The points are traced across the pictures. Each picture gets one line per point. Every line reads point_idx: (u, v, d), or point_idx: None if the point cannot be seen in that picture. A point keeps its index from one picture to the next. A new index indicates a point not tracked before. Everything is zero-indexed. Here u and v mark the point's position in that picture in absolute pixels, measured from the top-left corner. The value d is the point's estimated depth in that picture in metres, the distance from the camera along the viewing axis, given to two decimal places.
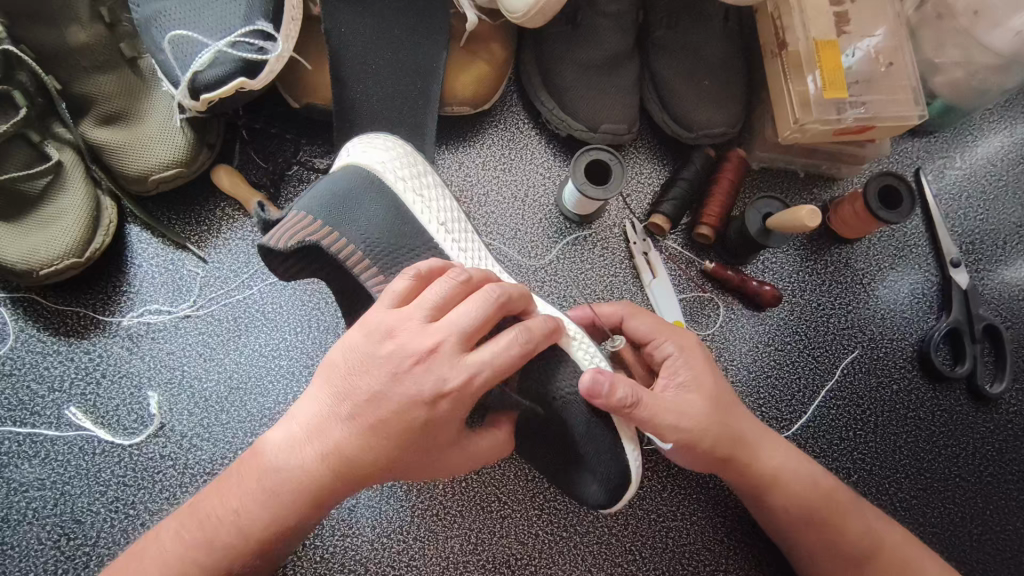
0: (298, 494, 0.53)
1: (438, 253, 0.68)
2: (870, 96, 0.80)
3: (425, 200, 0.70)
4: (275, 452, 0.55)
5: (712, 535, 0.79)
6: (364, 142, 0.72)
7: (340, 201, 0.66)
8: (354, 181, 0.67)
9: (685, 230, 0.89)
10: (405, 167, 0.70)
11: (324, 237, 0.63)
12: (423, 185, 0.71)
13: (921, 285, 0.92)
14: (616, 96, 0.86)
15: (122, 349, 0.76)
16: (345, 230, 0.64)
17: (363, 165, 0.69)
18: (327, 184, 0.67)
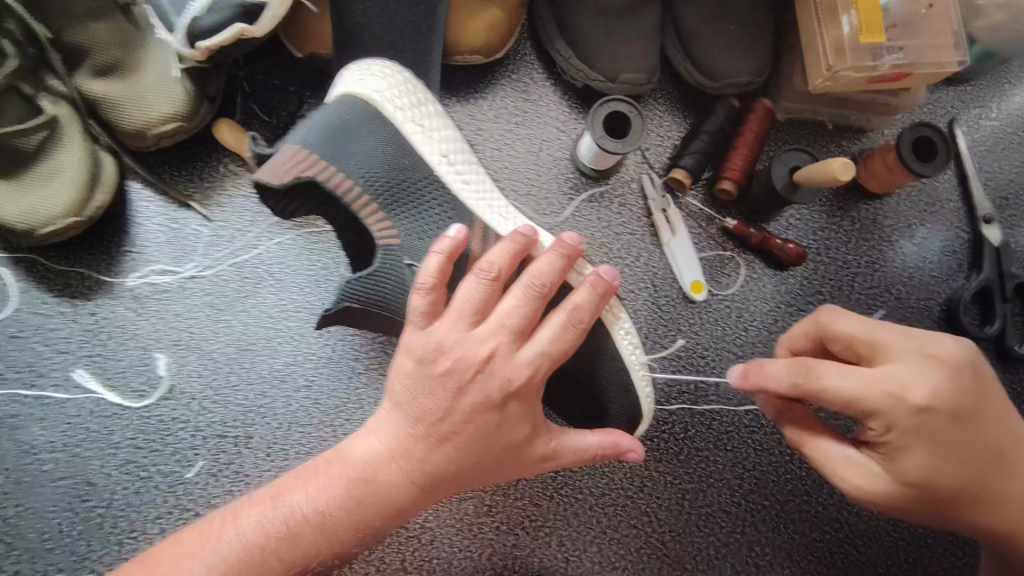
0: (378, 497, 0.55)
1: (449, 209, 0.65)
2: (908, 41, 0.75)
3: (426, 132, 0.66)
4: (355, 459, 0.57)
5: (730, 497, 0.78)
6: (358, 68, 0.67)
7: (336, 133, 0.63)
8: (349, 113, 0.64)
9: (705, 186, 0.85)
10: (404, 96, 0.66)
11: (324, 174, 0.61)
12: (425, 116, 0.66)
13: (951, 241, 0.88)
14: (637, 43, 0.81)
15: (128, 311, 0.74)
16: (345, 164, 0.62)
17: (359, 94, 0.64)
18: (323, 116, 0.64)
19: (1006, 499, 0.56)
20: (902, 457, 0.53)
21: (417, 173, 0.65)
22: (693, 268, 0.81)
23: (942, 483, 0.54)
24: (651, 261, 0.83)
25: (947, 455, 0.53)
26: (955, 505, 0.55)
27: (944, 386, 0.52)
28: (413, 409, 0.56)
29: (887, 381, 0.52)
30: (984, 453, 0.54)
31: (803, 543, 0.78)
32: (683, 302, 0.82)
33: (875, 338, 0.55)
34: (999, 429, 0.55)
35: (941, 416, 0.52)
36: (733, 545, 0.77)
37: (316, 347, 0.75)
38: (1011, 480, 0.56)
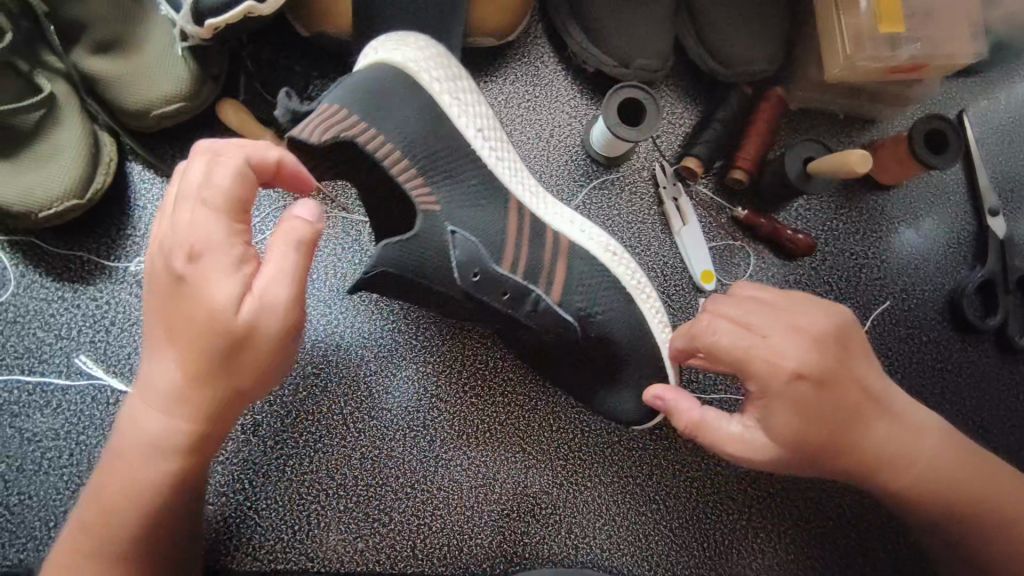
0: (183, 446, 0.49)
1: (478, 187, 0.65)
2: (927, 31, 0.74)
3: (462, 105, 0.66)
4: (140, 421, 0.49)
5: (736, 485, 0.79)
6: (391, 38, 0.65)
7: (375, 94, 0.60)
8: (387, 75, 0.62)
9: (716, 175, 0.85)
10: (439, 68, 0.65)
11: (355, 130, 0.57)
12: (460, 89, 0.66)
13: (956, 234, 0.89)
14: (653, 29, 0.79)
15: (130, 296, 0.72)
16: (384, 127, 0.59)
17: (397, 64, 0.62)
18: (361, 78, 0.61)
19: (858, 452, 0.57)
20: (771, 418, 0.56)
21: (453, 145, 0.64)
22: (703, 258, 0.81)
23: (803, 442, 0.55)
24: (661, 249, 0.82)
25: (805, 420, 0.55)
26: (813, 463, 0.57)
27: (823, 354, 0.55)
28: (166, 340, 0.47)
29: (757, 345, 0.55)
30: (840, 409, 0.56)
31: (807, 531, 0.79)
32: (693, 291, 0.82)
33: (750, 315, 0.57)
34: (860, 388, 0.57)
35: (808, 383, 0.54)
36: (738, 533, 0.78)
37: (323, 334, 0.76)
38: (866, 431, 0.57)
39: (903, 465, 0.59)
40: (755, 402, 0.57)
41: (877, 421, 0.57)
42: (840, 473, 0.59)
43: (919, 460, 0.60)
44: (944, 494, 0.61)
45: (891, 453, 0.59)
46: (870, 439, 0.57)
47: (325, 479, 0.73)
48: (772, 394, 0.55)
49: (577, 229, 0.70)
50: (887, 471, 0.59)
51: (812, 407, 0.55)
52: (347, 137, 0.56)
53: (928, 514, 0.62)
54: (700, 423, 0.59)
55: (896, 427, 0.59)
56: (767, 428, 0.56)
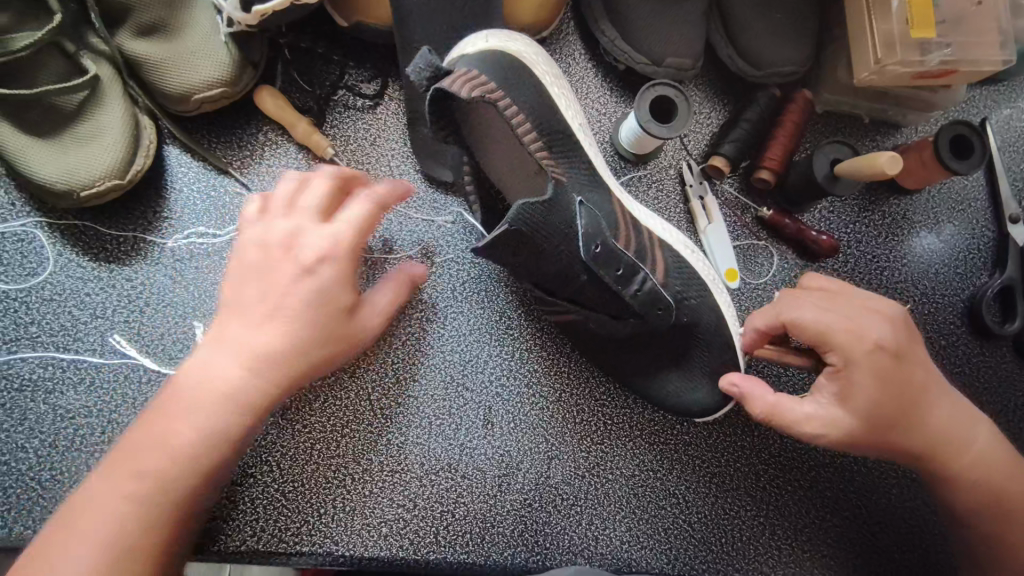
0: (249, 404, 0.57)
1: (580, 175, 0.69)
2: (957, 37, 0.75)
3: (566, 103, 0.71)
4: (220, 373, 0.57)
5: (756, 481, 0.80)
6: (499, 33, 0.69)
7: (504, 70, 0.65)
8: (509, 58, 0.66)
9: (742, 175, 0.86)
10: (547, 67, 0.70)
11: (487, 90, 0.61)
12: (563, 90, 0.71)
13: (976, 240, 0.90)
14: (685, 27, 0.80)
15: (164, 278, 0.73)
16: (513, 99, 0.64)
17: (513, 53, 0.67)
18: (487, 62, 0.64)
19: (922, 426, 0.63)
20: (853, 389, 0.60)
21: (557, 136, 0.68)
22: (727, 256, 0.82)
23: (879, 412, 0.60)
24: None
25: (882, 395, 0.60)
26: (886, 437, 0.62)
27: (894, 331, 0.62)
28: (277, 318, 0.58)
29: (844, 322, 0.61)
30: (908, 388, 0.62)
31: (824, 529, 0.80)
32: None
33: (828, 302, 0.63)
34: (923, 368, 0.63)
35: (886, 356, 0.60)
36: (756, 529, 0.79)
37: None
38: (928, 408, 0.63)
39: (959, 445, 0.65)
40: (832, 382, 0.62)
41: (936, 399, 0.64)
42: (904, 452, 0.64)
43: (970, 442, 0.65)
44: (991, 485, 0.66)
45: (948, 432, 0.64)
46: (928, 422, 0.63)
47: (351, 464, 0.74)
48: (856, 363, 0.60)
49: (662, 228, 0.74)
50: (946, 448, 0.65)
51: (890, 380, 0.60)
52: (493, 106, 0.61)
53: (982, 502, 0.67)
54: (774, 404, 0.63)
55: (953, 410, 0.65)
56: (849, 400, 0.60)
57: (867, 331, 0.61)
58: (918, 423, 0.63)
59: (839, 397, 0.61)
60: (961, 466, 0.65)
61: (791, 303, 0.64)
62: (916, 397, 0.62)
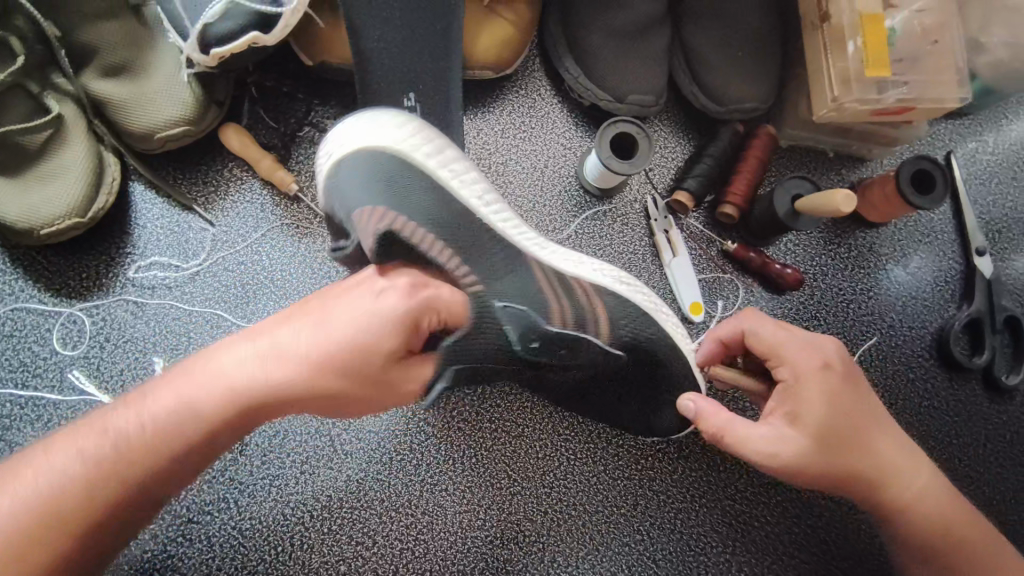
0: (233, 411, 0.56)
1: (500, 259, 0.65)
2: (912, 76, 0.75)
3: (457, 176, 0.66)
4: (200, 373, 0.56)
5: (722, 516, 0.79)
6: (368, 117, 0.64)
7: (380, 183, 0.61)
8: (383, 164, 0.62)
9: (708, 209, 0.86)
10: (422, 141, 0.64)
11: (391, 221, 0.59)
12: (446, 156, 0.66)
13: (943, 272, 0.90)
14: (647, 65, 0.81)
15: (126, 313, 0.73)
16: (408, 210, 0.61)
17: (387, 145, 0.63)
18: (367, 167, 0.61)
19: (871, 451, 0.62)
20: (804, 405, 0.60)
21: (461, 216, 0.64)
22: (692, 289, 0.83)
23: (827, 431, 0.60)
24: (652, 280, 0.84)
25: (835, 411, 0.60)
26: (837, 460, 0.61)
27: (841, 354, 0.63)
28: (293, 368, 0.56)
29: (794, 337, 0.63)
30: (856, 413, 0.61)
31: (791, 565, 0.79)
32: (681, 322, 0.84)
33: (779, 321, 0.65)
34: (871, 397, 0.63)
35: (833, 373, 0.61)
36: (722, 567, 0.78)
37: None
38: (878, 435, 0.63)
39: (905, 478, 0.64)
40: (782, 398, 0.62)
41: (886, 428, 0.63)
42: (853, 479, 0.62)
43: (912, 480, 0.65)
44: (935, 522, 0.65)
45: (894, 463, 0.64)
46: (874, 449, 0.63)
47: (309, 501, 0.73)
48: (806, 379, 0.61)
49: (593, 271, 0.70)
50: (893, 481, 0.64)
51: (840, 399, 0.61)
52: (398, 235, 0.59)
53: (928, 542, 0.65)
54: (725, 418, 0.62)
55: (900, 443, 0.64)
56: (799, 416, 0.60)
57: (815, 345, 0.62)
58: (872, 448, 0.62)
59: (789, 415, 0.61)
60: (904, 502, 0.65)
61: (744, 318, 0.66)
62: (866, 422, 0.62)
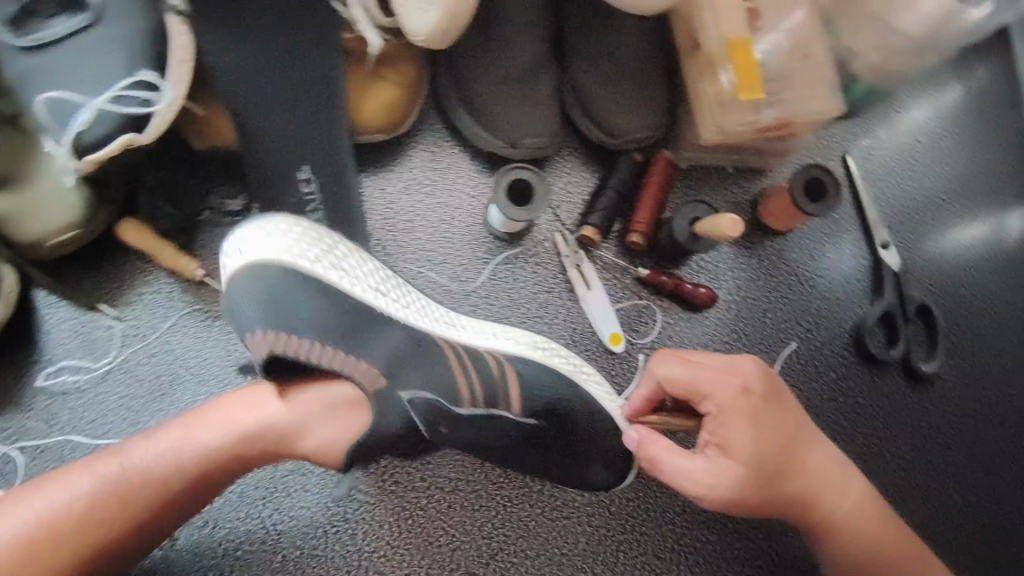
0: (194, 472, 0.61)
1: (409, 347, 0.67)
2: (788, 93, 0.78)
3: (348, 272, 0.68)
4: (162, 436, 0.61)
5: (663, 542, 0.80)
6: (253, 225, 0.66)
7: (279, 306, 0.63)
8: (271, 285, 0.64)
9: (618, 238, 0.88)
10: (310, 245, 0.67)
11: (280, 344, 0.60)
12: (336, 251, 0.68)
13: (853, 269, 0.92)
14: (537, 108, 0.82)
15: (39, 422, 0.73)
16: (301, 312, 0.63)
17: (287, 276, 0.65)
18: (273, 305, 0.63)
19: (802, 473, 0.63)
20: (730, 436, 0.61)
21: (360, 313, 0.66)
22: (610, 321, 0.84)
23: (758, 459, 0.60)
24: (571, 315, 0.85)
25: (762, 437, 0.61)
26: (769, 486, 0.61)
27: (765, 378, 0.64)
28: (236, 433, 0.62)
29: (714, 368, 0.63)
30: (784, 436, 0.62)
31: None
32: (604, 354, 0.85)
33: (698, 353, 0.66)
34: (798, 417, 0.64)
35: (756, 398, 0.62)
36: None
37: None
38: (806, 455, 0.64)
39: (838, 493, 0.65)
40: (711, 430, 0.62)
41: (814, 446, 0.64)
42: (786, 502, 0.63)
43: (845, 497, 0.66)
44: (871, 537, 0.66)
45: (825, 481, 0.65)
46: (804, 469, 0.63)
47: None
48: (730, 409, 0.61)
49: (507, 341, 0.73)
50: (826, 499, 0.65)
51: (766, 424, 0.61)
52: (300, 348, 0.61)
53: (861, 561, 0.65)
54: (656, 451, 0.63)
55: (831, 458, 0.65)
56: (729, 447, 0.61)
57: (735, 372, 0.63)
58: (799, 471, 0.63)
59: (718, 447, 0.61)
60: (837, 519, 0.65)
61: (664, 355, 0.65)
62: (794, 444, 0.63)
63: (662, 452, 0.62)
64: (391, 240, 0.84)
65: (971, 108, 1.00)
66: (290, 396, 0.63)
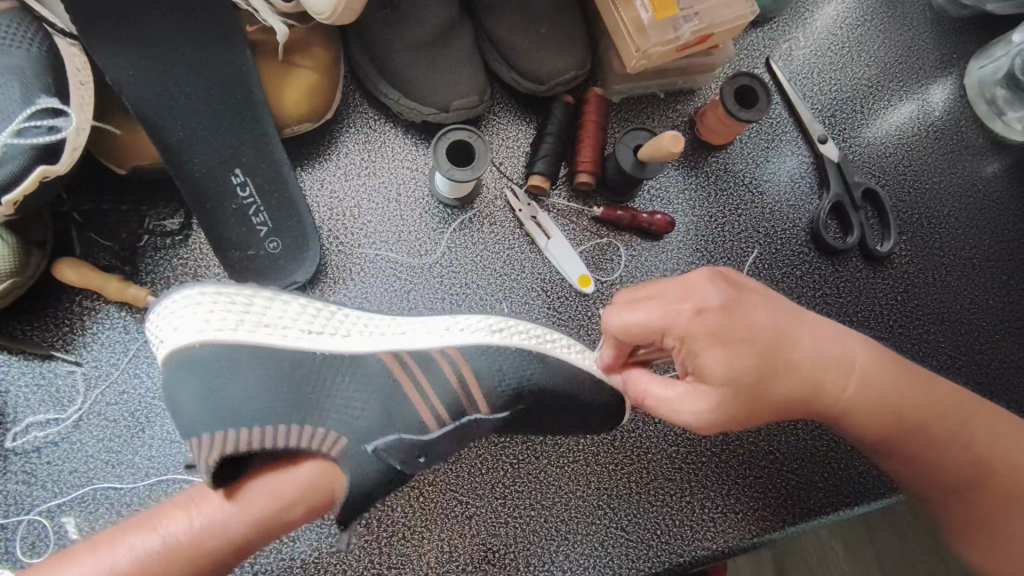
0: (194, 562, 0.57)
1: (346, 371, 0.65)
2: (700, 5, 0.78)
3: (274, 322, 0.66)
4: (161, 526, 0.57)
5: (670, 464, 0.81)
6: (170, 312, 0.64)
7: (216, 394, 0.60)
8: (203, 368, 0.61)
9: (566, 181, 0.88)
10: (228, 310, 0.64)
11: (227, 443, 0.57)
12: (260, 308, 0.66)
13: (797, 168, 0.94)
14: (460, 67, 0.81)
15: (18, 485, 0.70)
16: (231, 385, 0.61)
17: (201, 347, 0.62)
18: (196, 386, 0.60)
19: (792, 372, 0.60)
20: (703, 363, 0.57)
21: (294, 363, 0.64)
22: (575, 263, 0.84)
23: (739, 375, 0.56)
24: (536, 266, 0.85)
25: (736, 352, 0.56)
26: (762, 393, 0.58)
27: (721, 290, 0.58)
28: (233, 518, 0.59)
29: (664, 300, 0.58)
30: (760, 340, 0.57)
31: (748, 485, 0.82)
32: (577, 298, 0.85)
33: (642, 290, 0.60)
34: (768, 313, 0.59)
35: (717, 316, 0.56)
36: (686, 510, 0.80)
37: None
38: (792, 349, 0.60)
39: (839, 375, 0.63)
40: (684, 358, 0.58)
41: (796, 339, 0.60)
42: (790, 402, 0.61)
43: (847, 377, 0.64)
44: (887, 407, 0.65)
45: (821, 368, 0.62)
46: (793, 362, 0.60)
47: None
48: (693, 339, 0.56)
49: (462, 332, 0.71)
50: (829, 385, 0.63)
51: (741, 341, 0.56)
52: (237, 438, 0.58)
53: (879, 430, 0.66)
54: (642, 381, 0.65)
55: (819, 340, 0.62)
56: (706, 374, 0.57)
57: (683, 297, 0.57)
58: (790, 371, 0.59)
59: (700, 373, 0.58)
60: (847, 399, 0.64)
61: (613, 307, 0.61)
62: (777, 348, 0.58)
63: (648, 385, 0.64)
64: (341, 229, 0.82)
65: None
66: (257, 487, 0.60)
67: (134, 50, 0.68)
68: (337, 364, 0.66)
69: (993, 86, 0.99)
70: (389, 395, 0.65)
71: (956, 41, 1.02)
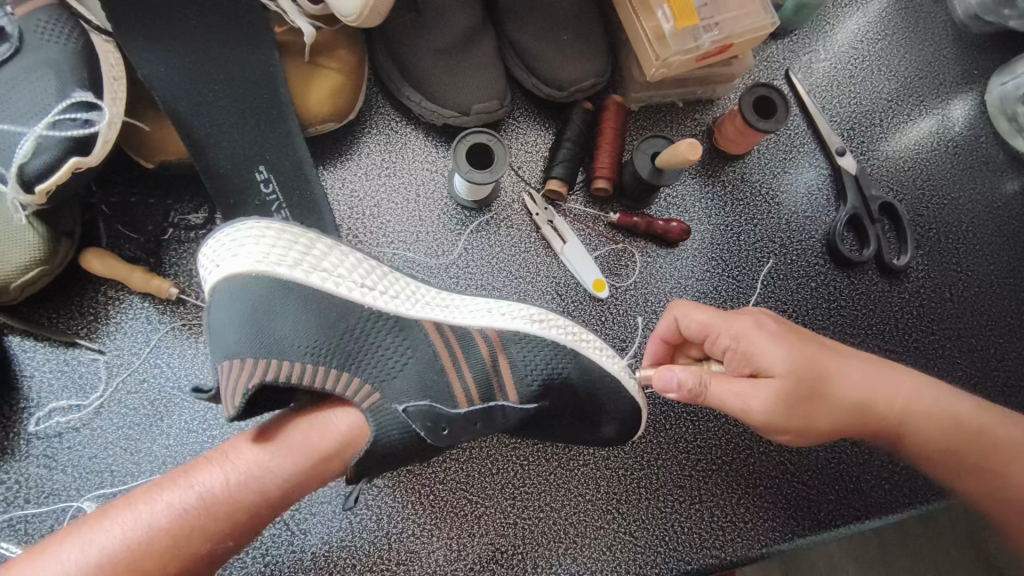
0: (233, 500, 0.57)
1: (393, 332, 0.65)
2: (723, 16, 0.79)
3: (333, 268, 0.66)
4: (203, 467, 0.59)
5: (681, 471, 0.81)
6: (215, 243, 0.65)
7: (263, 326, 0.61)
8: (254, 301, 0.62)
9: (583, 187, 0.89)
10: (287, 247, 0.65)
11: (267, 372, 0.58)
12: (319, 254, 0.66)
13: (815, 179, 0.94)
14: (482, 72, 0.83)
15: (39, 468, 0.71)
16: (279, 321, 0.61)
17: (259, 273, 0.62)
18: (240, 313, 0.61)
19: (840, 378, 0.63)
20: (760, 357, 0.61)
21: (343, 316, 0.64)
22: (591, 268, 0.85)
23: (795, 367, 0.61)
24: (552, 270, 0.86)
25: (791, 348, 0.61)
26: (815, 392, 0.61)
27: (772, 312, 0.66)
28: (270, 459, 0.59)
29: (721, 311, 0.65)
30: (809, 346, 0.63)
31: (758, 494, 0.82)
32: (591, 302, 0.86)
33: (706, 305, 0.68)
34: (815, 335, 0.66)
35: (772, 323, 0.64)
36: (695, 517, 0.80)
37: None
38: (839, 360, 0.64)
39: (889, 386, 0.66)
40: (738, 359, 0.63)
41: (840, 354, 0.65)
42: (842, 409, 0.63)
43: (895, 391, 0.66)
44: (935, 420, 0.66)
45: (869, 384, 0.65)
46: (840, 373, 0.64)
47: None
48: (749, 335, 0.62)
49: (502, 316, 0.72)
50: (880, 399, 0.65)
51: (794, 339, 0.62)
52: (270, 376, 0.58)
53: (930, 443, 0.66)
54: (705, 375, 0.62)
55: (862, 361, 0.66)
56: (765, 367, 0.61)
57: (737, 313, 0.65)
58: (839, 378, 0.63)
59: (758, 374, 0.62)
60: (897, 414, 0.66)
61: (677, 303, 0.68)
62: (826, 355, 0.64)
63: (710, 376, 0.62)
64: (361, 228, 0.84)
65: (898, 7, 1.02)
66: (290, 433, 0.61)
67: (166, 49, 0.70)
68: (385, 325, 0.65)
69: (1015, 103, 0.99)
70: (429, 364, 0.65)
71: (977, 57, 1.02)
